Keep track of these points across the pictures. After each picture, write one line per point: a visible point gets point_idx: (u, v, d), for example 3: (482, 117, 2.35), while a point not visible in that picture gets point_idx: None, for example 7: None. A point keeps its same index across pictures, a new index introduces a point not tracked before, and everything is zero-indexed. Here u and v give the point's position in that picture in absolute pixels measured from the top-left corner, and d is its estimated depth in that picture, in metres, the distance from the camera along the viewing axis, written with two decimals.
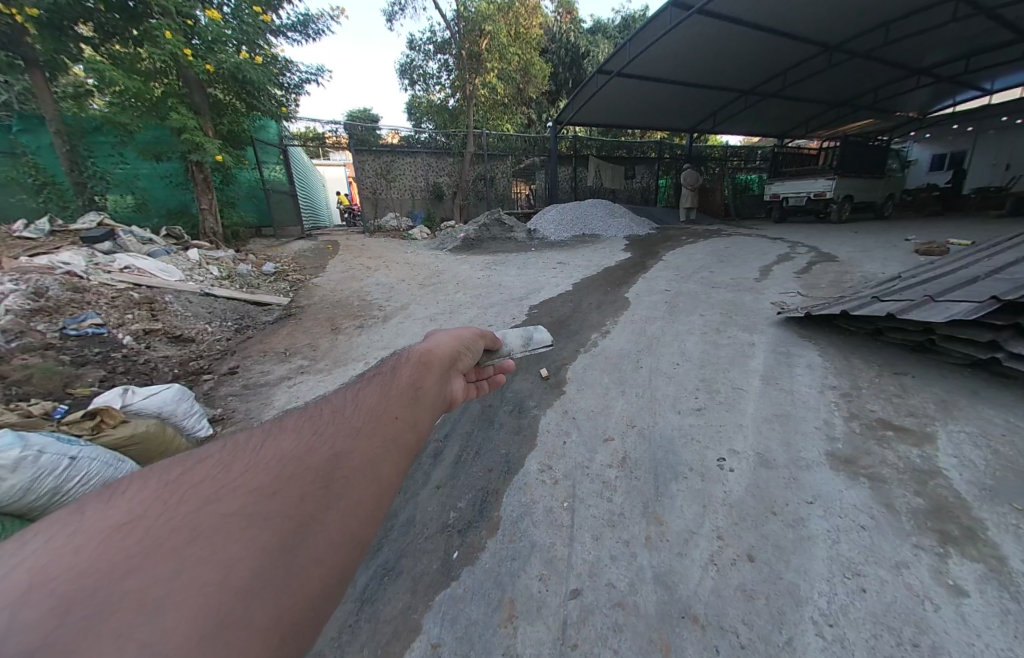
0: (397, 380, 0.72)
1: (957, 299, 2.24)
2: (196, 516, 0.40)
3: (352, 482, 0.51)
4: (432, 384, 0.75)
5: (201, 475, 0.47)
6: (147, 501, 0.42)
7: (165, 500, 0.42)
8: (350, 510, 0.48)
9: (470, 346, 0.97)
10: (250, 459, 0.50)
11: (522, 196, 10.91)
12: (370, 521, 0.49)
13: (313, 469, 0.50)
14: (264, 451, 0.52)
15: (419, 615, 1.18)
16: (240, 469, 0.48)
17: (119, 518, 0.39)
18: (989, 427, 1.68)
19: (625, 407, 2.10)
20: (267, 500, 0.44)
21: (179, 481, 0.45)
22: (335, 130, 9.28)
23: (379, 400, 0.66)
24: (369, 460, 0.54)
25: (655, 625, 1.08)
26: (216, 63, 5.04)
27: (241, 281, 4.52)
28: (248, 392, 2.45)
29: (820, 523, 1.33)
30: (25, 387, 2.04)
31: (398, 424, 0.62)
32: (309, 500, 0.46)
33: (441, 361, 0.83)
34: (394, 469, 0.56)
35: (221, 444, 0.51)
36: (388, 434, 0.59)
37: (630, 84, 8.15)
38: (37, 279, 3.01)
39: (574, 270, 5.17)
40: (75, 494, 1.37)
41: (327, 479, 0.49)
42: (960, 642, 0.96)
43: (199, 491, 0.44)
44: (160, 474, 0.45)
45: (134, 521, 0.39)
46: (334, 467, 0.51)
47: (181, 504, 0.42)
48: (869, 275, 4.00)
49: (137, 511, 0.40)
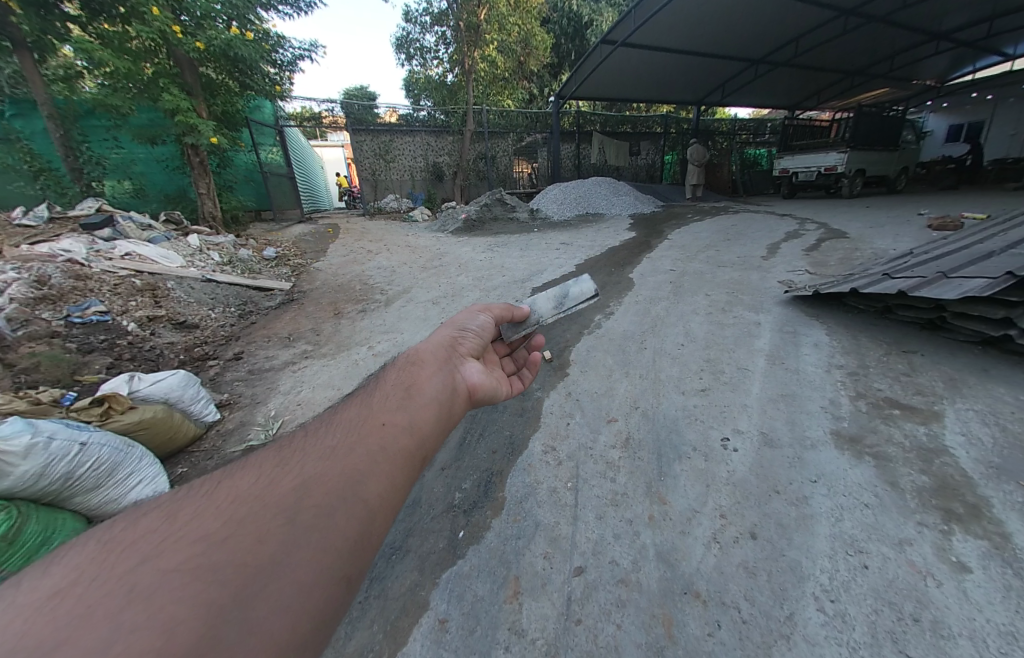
0: (376, 394, 0.75)
1: (970, 275, 2.19)
2: (138, 575, 0.39)
3: (321, 514, 0.52)
4: (422, 385, 0.79)
5: (147, 527, 0.46)
6: (80, 565, 0.40)
7: (103, 560, 0.41)
8: (320, 544, 0.49)
9: (476, 334, 1.00)
10: (207, 504, 0.50)
11: (524, 175, 10.69)
12: (342, 555, 0.51)
13: (277, 504, 0.51)
14: (220, 494, 0.52)
15: (426, 592, 1.20)
16: (198, 515, 0.49)
17: (48, 589, 0.37)
18: (996, 405, 1.66)
19: (629, 388, 2.10)
20: (227, 543, 0.45)
21: (119, 539, 0.44)
22: (332, 110, 9.07)
23: (359, 417, 0.69)
24: (343, 487, 0.56)
25: (658, 601, 1.09)
26: (206, 39, 4.93)
27: (242, 266, 4.51)
28: (253, 377, 2.47)
29: (823, 501, 1.33)
30: (34, 375, 2.06)
31: (383, 435, 0.66)
32: (271, 541, 0.47)
33: (432, 359, 0.86)
34: (375, 489, 0.59)
35: (171, 496, 0.51)
36: (368, 452, 0.62)
37: (634, 54, 7.86)
38: (39, 267, 3.01)
39: (577, 251, 5.09)
40: (89, 481, 1.39)
41: (293, 514, 0.51)
42: (960, 617, 0.96)
43: (141, 547, 0.43)
44: (101, 533, 0.44)
45: (63, 589, 0.37)
46: (301, 499, 0.53)
47: (121, 563, 0.41)
48: (878, 252, 3.91)
49: (71, 577, 0.39)
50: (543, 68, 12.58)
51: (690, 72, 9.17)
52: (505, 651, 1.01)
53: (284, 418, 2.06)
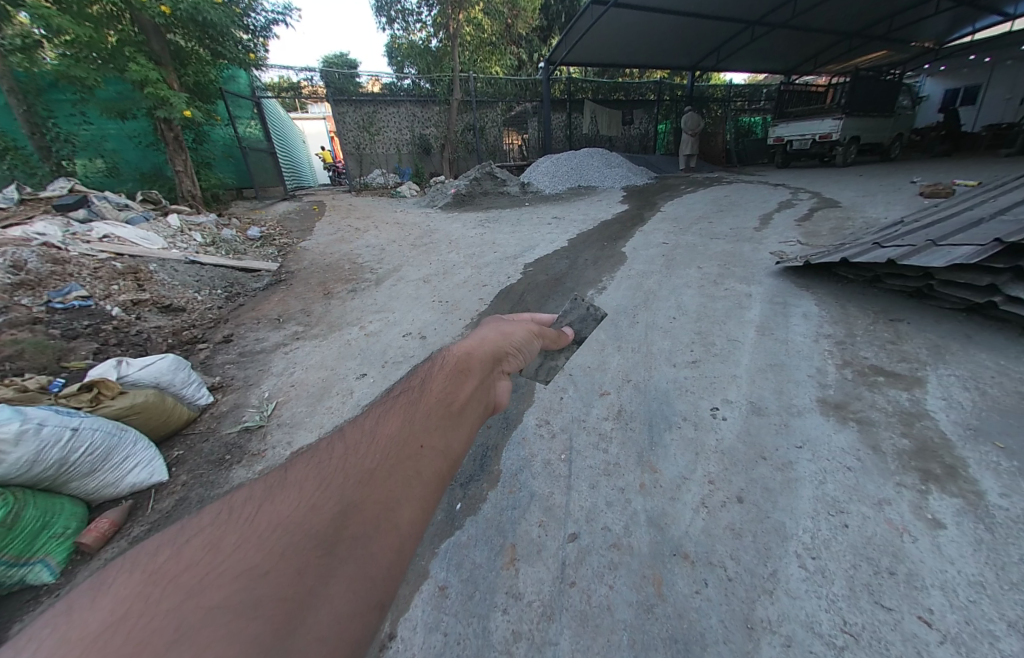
0: (418, 405, 0.66)
1: (959, 243, 2.21)
2: (179, 612, 0.34)
3: (361, 542, 0.45)
4: (465, 400, 0.70)
5: (190, 554, 0.42)
6: (127, 600, 0.36)
7: (149, 591, 0.37)
8: (359, 576, 0.42)
9: (519, 349, 0.90)
10: (245, 529, 0.45)
11: (514, 147, 10.39)
12: (379, 586, 0.43)
13: (316, 532, 0.44)
14: (259, 516, 0.47)
15: (425, 562, 1.23)
16: (237, 542, 0.43)
17: (97, 625, 0.33)
18: (977, 369, 1.70)
19: (621, 362, 2.11)
20: (264, 578, 0.38)
21: (165, 568, 0.40)
22: (311, 79, 8.66)
23: (398, 430, 0.60)
24: (379, 512, 0.48)
25: (649, 562, 1.14)
26: (171, 3, 4.63)
27: (227, 246, 4.37)
28: (245, 359, 2.46)
29: (807, 465, 1.38)
30: (18, 363, 2.03)
31: (419, 458, 0.56)
32: (310, 572, 0.40)
33: (479, 367, 0.77)
34: (413, 514, 0.51)
35: (211, 519, 0.46)
36: (405, 474, 0.53)
37: (627, 16, 7.53)
38: (12, 250, 2.90)
39: (570, 225, 5.02)
40: (85, 465, 1.40)
41: (330, 545, 0.43)
42: (934, 569, 1.01)
43: (185, 578, 0.38)
44: (144, 560, 0.41)
45: (111, 627, 0.33)
46: (338, 526, 0.46)
47: (165, 597, 0.36)
48: (870, 222, 3.90)
49: (119, 611, 0.35)
50: (532, 32, 11.92)
51: (684, 35, 8.84)
52: (503, 614, 1.06)
53: (277, 400, 2.06)
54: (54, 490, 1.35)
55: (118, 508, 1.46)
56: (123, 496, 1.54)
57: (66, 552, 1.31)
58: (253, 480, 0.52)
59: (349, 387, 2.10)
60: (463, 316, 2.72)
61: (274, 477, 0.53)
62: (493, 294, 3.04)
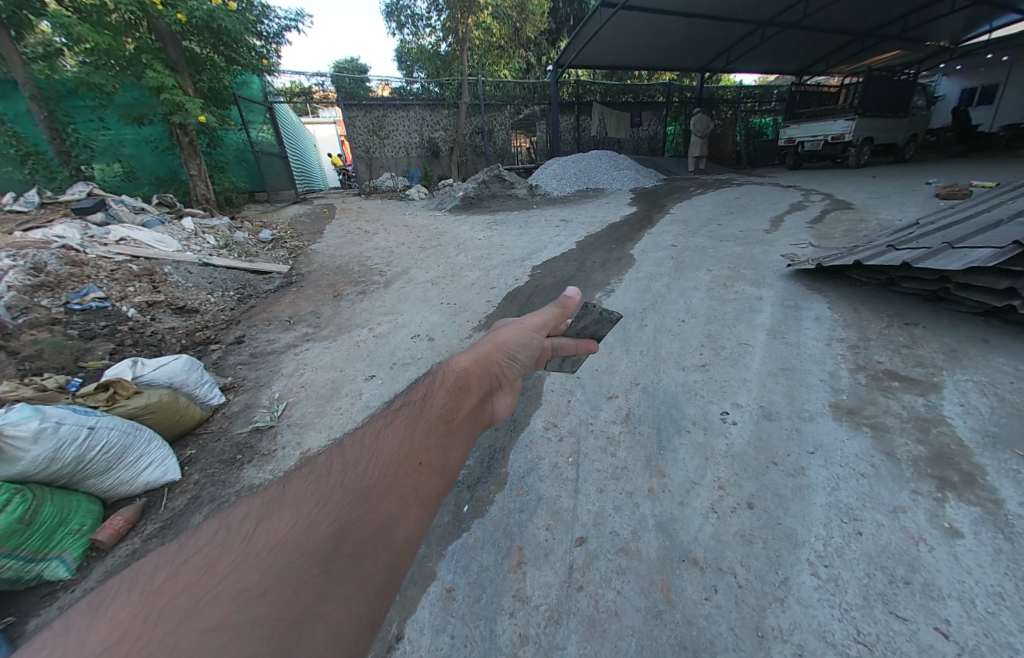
0: (417, 421, 0.65)
1: (976, 246, 2.17)
2: (176, 635, 0.34)
3: (358, 558, 0.45)
4: (462, 419, 0.68)
5: (191, 575, 0.43)
6: (126, 622, 0.37)
7: (147, 615, 0.38)
8: (354, 593, 0.42)
9: (523, 361, 0.87)
10: (242, 549, 0.45)
11: (522, 149, 10.41)
12: (372, 602, 0.43)
13: (313, 550, 0.44)
14: (255, 535, 0.47)
15: (432, 564, 1.23)
16: (233, 562, 0.43)
17: (96, 645, 0.34)
18: (996, 376, 1.66)
19: (630, 365, 2.10)
20: (262, 599, 0.39)
21: (166, 588, 0.41)
22: (322, 84, 8.80)
23: (395, 446, 0.60)
24: (373, 530, 0.48)
25: (657, 568, 1.13)
26: (187, 10, 4.71)
27: (239, 249, 4.43)
28: (256, 360, 2.50)
29: (820, 471, 1.36)
30: (38, 362, 2.08)
31: (416, 477, 0.56)
32: (305, 590, 0.40)
33: (479, 383, 0.75)
34: (407, 532, 0.51)
35: (211, 540, 0.47)
36: (400, 493, 0.53)
37: (635, 18, 7.53)
38: (34, 253, 2.98)
39: (578, 227, 5.01)
40: (100, 463, 1.43)
41: (327, 562, 0.44)
42: (951, 578, 0.99)
43: (183, 602, 0.39)
44: (146, 582, 0.42)
45: (108, 648, 0.33)
46: (333, 545, 0.46)
47: (165, 620, 0.37)
48: (884, 223, 3.84)
49: (116, 634, 0.35)
50: (540, 35, 11.90)
51: (692, 36, 8.80)
52: (510, 617, 1.06)
53: (288, 400, 2.08)
54: (71, 487, 1.39)
55: (132, 507, 1.49)
56: (137, 494, 1.57)
57: (82, 549, 1.34)
58: (251, 497, 0.52)
59: (358, 388, 2.11)
60: (470, 318, 2.73)
61: (274, 492, 0.53)
62: (501, 296, 3.05)
